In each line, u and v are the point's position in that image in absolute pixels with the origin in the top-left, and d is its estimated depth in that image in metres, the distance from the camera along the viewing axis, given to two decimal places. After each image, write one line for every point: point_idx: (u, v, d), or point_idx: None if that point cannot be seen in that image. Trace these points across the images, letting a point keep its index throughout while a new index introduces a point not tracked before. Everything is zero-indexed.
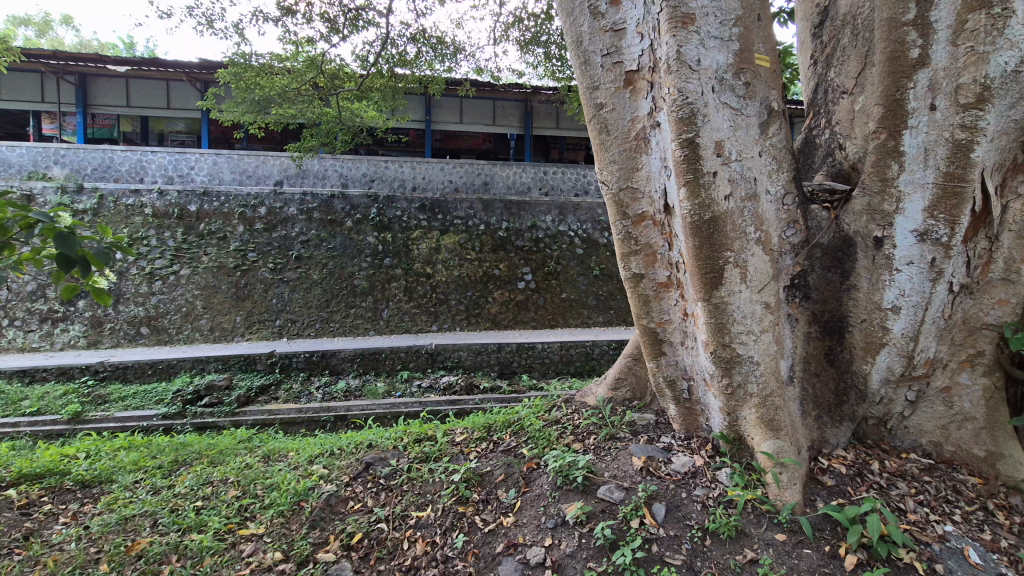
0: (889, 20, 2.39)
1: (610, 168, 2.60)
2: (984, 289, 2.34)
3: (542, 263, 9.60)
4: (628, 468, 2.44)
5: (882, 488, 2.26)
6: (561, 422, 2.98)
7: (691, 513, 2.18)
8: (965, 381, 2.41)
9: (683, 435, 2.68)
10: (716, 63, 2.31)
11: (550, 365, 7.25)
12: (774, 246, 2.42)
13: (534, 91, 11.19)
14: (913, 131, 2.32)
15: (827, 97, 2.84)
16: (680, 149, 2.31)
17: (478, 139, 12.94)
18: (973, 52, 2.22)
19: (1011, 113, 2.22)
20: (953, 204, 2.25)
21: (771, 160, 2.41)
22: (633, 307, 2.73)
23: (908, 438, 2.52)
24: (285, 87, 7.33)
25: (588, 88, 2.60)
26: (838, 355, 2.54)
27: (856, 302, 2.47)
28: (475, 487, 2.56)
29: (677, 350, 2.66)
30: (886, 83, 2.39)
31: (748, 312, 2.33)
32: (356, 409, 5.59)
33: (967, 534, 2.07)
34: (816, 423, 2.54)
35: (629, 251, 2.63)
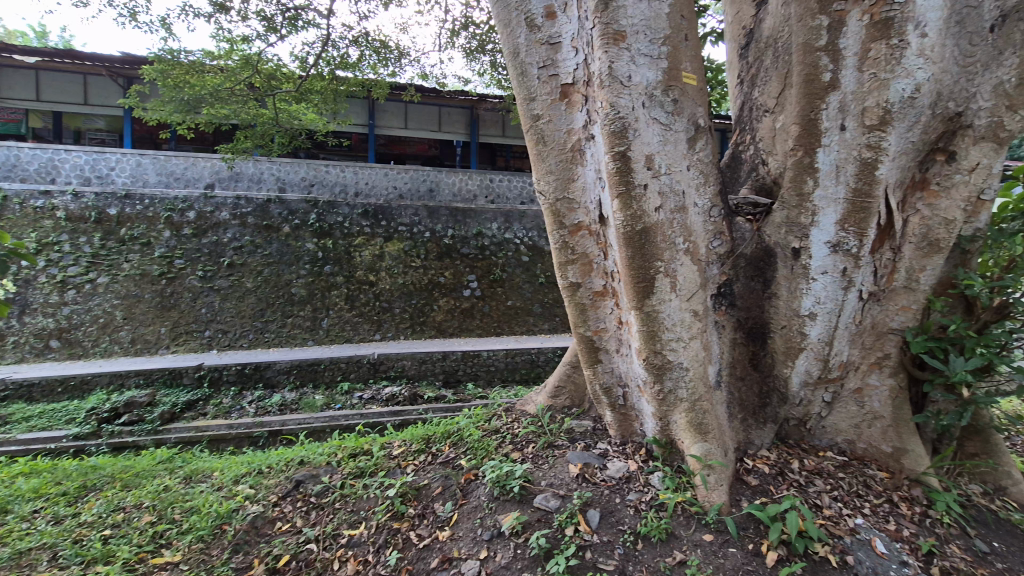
0: (804, 45, 2.55)
1: (547, 178, 2.64)
2: (890, 296, 2.51)
3: (488, 270, 9.59)
4: (565, 476, 2.46)
5: (801, 486, 2.39)
6: (500, 431, 2.97)
7: (624, 517, 2.22)
8: (874, 382, 2.57)
9: (618, 441, 2.73)
10: (646, 80, 2.39)
11: (495, 373, 7.23)
12: (702, 256, 2.53)
13: (479, 99, 11.21)
14: (826, 149, 2.48)
15: (752, 115, 3.00)
16: (613, 161, 2.38)
17: (423, 145, 13.11)
18: (876, 78, 2.37)
19: (908, 135, 2.39)
20: (861, 218, 2.42)
21: (698, 174, 2.51)
22: (570, 315, 2.77)
23: (825, 436, 2.68)
24: (218, 86, 6.99)
25: (525, 98, 2.63)
26: (762, 359, 2.67)
27: (777, 309, 2.61)
28: (411, 501, 2.50)
29: (612, 358, 2.72)
30: (802, 104, 2.55)
31: (678, 320, 2.42)
32: (292, 423, 5.34)
33: (876, 526, 2.21)
34: (742, 426, 2.66)
35: (566, 260, 2.67)
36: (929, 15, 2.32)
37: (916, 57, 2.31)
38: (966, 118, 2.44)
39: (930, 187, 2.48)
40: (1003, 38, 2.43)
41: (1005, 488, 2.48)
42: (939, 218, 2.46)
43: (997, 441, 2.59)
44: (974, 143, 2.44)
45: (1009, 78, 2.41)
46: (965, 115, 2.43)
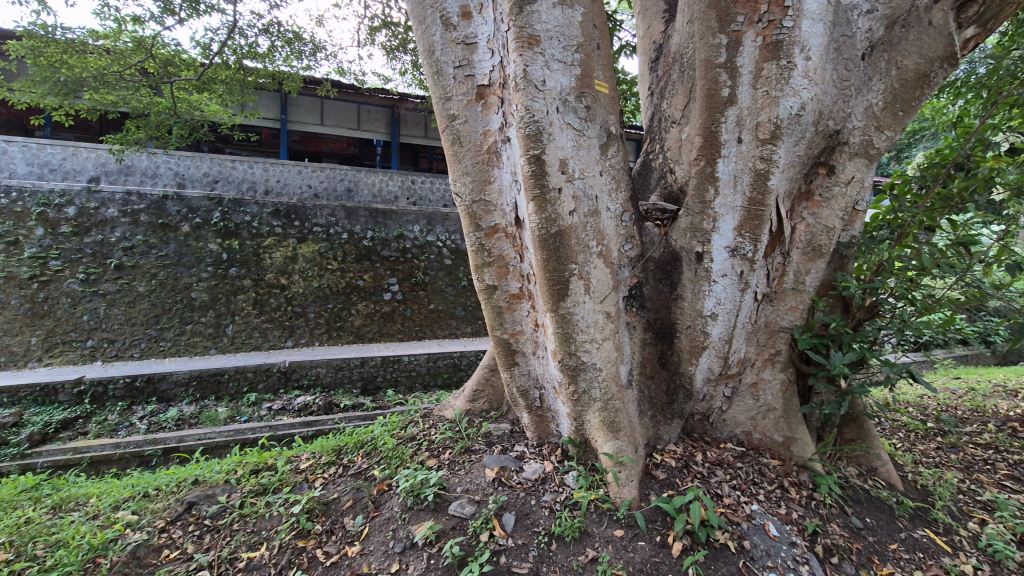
0: (705, 61, 2.68)
1: (463, 178, 2.61)
2: (781, 297, 2.73)
3: (409, 273, 9.39)
4: (481, 481, 2.43)
5: (704, 477, 2.52)
6: (416, 438, 2.89)
7: (539, 519, 2.23)
8: (767, 377, 2.78)
9: (535, 443, 2.75)
10: (560, 85, 2.43)
11: (416, 378, 7.07)
12: (614, 259, 2.61)
13: (401, 99, 10.96)
14: (725, 160, 2.63)
15: (661, 125, 3.14)
16: (528, 164, 2.40)
17: (341, 143, 12.89)
18: (768, 95, 2.54)
19: (795, 149, 2.60)
20: (755, 225, 2.60)
21: (610, 180, 2.58)
22: (487, 318, 2.75)
23: (726, 429, 2.85)
24: (103, 69, 6.29)
25: (441, 98, 2.59)
26: (669, 358, 2.79)
27: (682, 310, 2.74)
28: (319, 517, 2.38)
29: (529, 359, 2.73)
30: (704, 117, 2.67)
31: (591, 321, 2.47)
32: (190, 439, 4.90)
33: (769, 510, 2.37)
34: (651, 422, 2.76)
35: (482, 262, 2.65)
36: (812, 40, 2.53)
37: (802, 78, 2.52)
38: (842, 136, 2.70)
39: (814, 198, 2.72)
40: (872, 65, 2.72)
41: (877, 469, 2.77)
42: (821, 225, 2.70)
43: (869, 426, 2.89)
44: (849, 158, 2.71)
45: (877, 101, 2.69)
46: (842, 133, 2.70)
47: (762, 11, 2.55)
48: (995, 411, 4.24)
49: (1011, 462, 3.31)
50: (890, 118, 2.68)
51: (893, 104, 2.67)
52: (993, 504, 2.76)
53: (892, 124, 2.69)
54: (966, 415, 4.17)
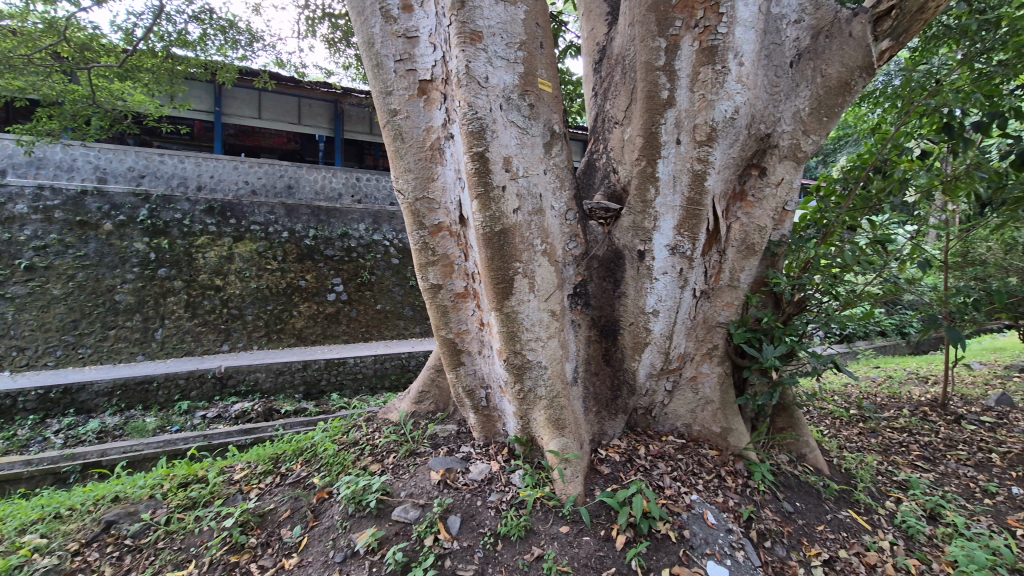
0: (646, 63, 2.72)
1: (405, 176, 2.55)
2: (717, 294, 2.83)
3: (355, 273, 9.14)
4: (425, 484, 2.39)
5: (646, 470, 2.58)
6: (358, 443, 2.81)
7: (484, 520, 2.22)
8: (706, 370, 2.88)
9: (482, 443, 2.73)
10: (503, 82, 2.41)
11: (362, 381, 6.89)
12: (558, 258, 2.63)
13: (344, 93, 10.62)
14: (665, 160, 2.69)
15: (604, 125, 3.18)
16: (471, 161, 2.37)
17: (281, 138, 12.44)
18: (704, 98, 2.62)
19: (730, 151, 2.70)
20: (693, 224, 2.68)
21: (554, 178, 2.60)
22: (432, 318, 2.71)
23: (668, 422, 2.93)
24: (9, 52, 5.69)
25: (381, 92, 2.52)
26: (613, 355, 2.84)
27: (625, 307, 2.79)
28: (254, 530, 2.28)
29: (475, 359, 2.71)
30: (644, 118, 2.72)
31: (536, 320, 2.48)
32: (114, 452, 4.57)
33: (708, 500, 2.45)
34: (596, 418, 2.80)
35: (426, 262, 2.61)
36: (745, 46, 2.63)
37: (735, 82, 2.61)
38: (773, 139, 2.83)
39: (747, 198, 2.84)
40: (799, 73, 2.86)
41: (806, 455, 2.94)
42: (754, 225, 2.82)
43: (798, 414, 3.05)
44: (779, 161, 2.84)
45: (804, 106, 2.83)
46: (772, 136, 2.83)
47: (698, 17, 2.62)
48: (909, 397, 4.58)
49: (922, 444, 3.59)
50: (816, 122, 2.83)
51: (818, 109, 2.81)
52: (907, 484, 2.98)
53: (817, 129, 2.84)
54: (884, 401, 4.49)
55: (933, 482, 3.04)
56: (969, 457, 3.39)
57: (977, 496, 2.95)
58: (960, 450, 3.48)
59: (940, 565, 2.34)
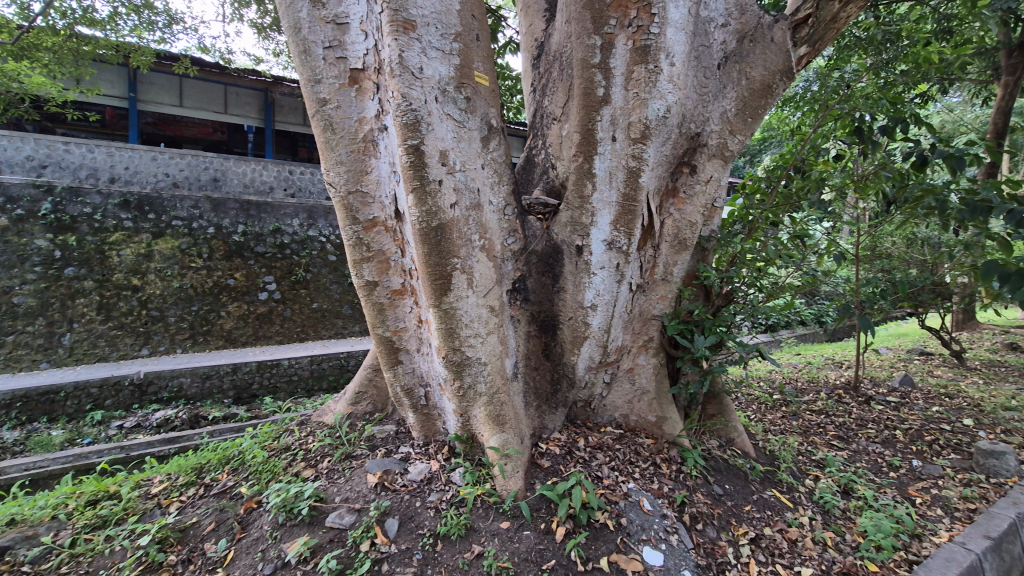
0: (582, 60, 2.74)
1: (337, 168, 2.45)
2: (652, 287, 2.91)
3: (288, 271, 8.76)
4: (362, 487, 2.33)
5: (586, 461, 2.62)
6: (291, 448, 2.69)
7: (424, 521, 2.19)
8: (642, 362, 2.96)
9: (421, 442, 2.68)
10: (438, 74, 2.36)
11: (297, 383, 6.60)
12: (497, 253, 2.61)
13: (275, 82, 10.11)
14: (602, 157, 2.71)
15: (542, 121, 3.18)
16: (406, 154, 2.31)
17: (206, 127, 11.73)
18: (638, 97, 2.67)
19: (662, 149, 2.77)
20: (629, 219, 2.73)
21: (492, 173, 2.58)
22: (367, 316, 2.62)
23: (606, 413, 2.99)
24: None
25: (310, 80, 2.41)
26: (553, 349, 2.87)
27: (564, 302, 2.81)
28: (173, 547, 2.15)
29: (413, 357, 2.66)
30: (581, 115, 2.74)
31: (475, 316, 2.45)
32: (14, 469, 4.15)
33: (644, 487, 2.52)
34: (536, 412, 2.82)
35: (360, 258, 2.51)
36: (676, 47, 2.70)
37: (667, 82, 2.68)
38: (702, 138, 2.94)
39: (679, 195, 2.94)
40: (726, 74, 2.99)
41: (734, 439, 3.09)
42: (685, 221, 2.92)
43: (727, 401, 3.20)
44: (708, 159, 2.95)
45: (730, 108, 2.96)
46: (702, 135, 2.93)
47: (631, 17, 2.67)
48: (826, 381, 4.93)
49: (837, 424, 3.86)
50: (742, 123, 2.96)
51: (743, 110, 2.94)
52: (824, 462, 3.20)
53: (743, 129, 2.97)
54: (804, 386, 4.81)
55: (846, 460, 3.29)
56: (878, 434, 3.68)
57: (884, 470, 3.21)
58: (869, 429, 3.77)
59: (852, 535, 2.54)
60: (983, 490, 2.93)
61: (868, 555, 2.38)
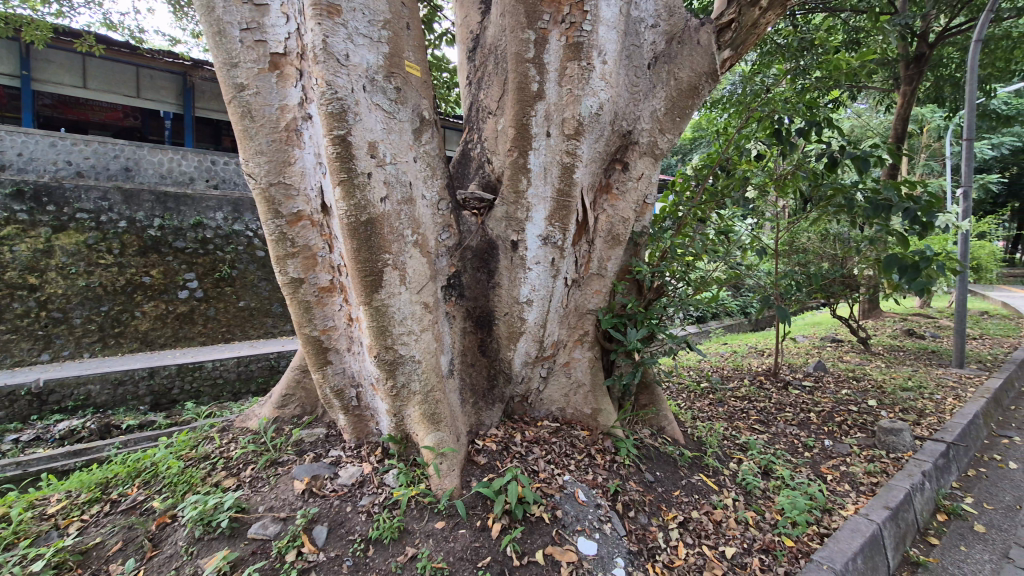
0: (516, 54, 2.71)
1: (257, 159, 2.31)
2: (587, 282, 2.95)
3: (212, 267, 8.28)
4: (288, 495, 2.24)
5: (522, 456, 2.63)
6: (210, 457, 2.54)
7: (355, 526, 2.12)
8: (578, 356, 3.00)
9: (353, 445, 2.61)
10: (366, 62, 2.27)
11: (223, 387, 6.24)
12: (430, 248, 2.56)
13: (194, 66, 9.45)
14: (536, 152, 2.71)
15: (478, 115, 3.14)
16: (332, 146, 2.22)
17: (116, 112, 10.82)
18: (571, 93, 2.68)
19: (596, 146, 2.80)
20: (564, 214, 2.74)
21: (424, 167, 2.51)
22: (293, 315, 2.50)
23: (542, 407, 3.02)
24: None
25: (226, 63, 2.25)
26: (489, 345, 2.85)
27: (499, 297, 2.80)
28: (73, 571, 1.97)
29: (343, 357, 2.57)
30: (515, 109, 2.72)
31: (408, 313, 2.39)
32: None
33: (579, 479, 2.55)
34: (473, 409, 2.80)
35: (284, 254, 2.39)
36: (608, 46, 2.73)
37: (599, 80, 2.70)
38: (634, 136, 3.00)
39: (612, 191, 2.99)
40: (655, 74, 3.06)
41: (664, 427, 3.21)
42: (619, 217, 2.98)
43: (659, 391, 3.32)
44: (640, 156, 3.02)
45: (660, 107, 3.03)
46: (633, 133, 3.00)
47: (565, 12, 2.66)
48: (749, 369, 5.23)
49: (759, 409, 4.10)
50: (670, 122, 3.05)
51: (672, 110, 3.03)
52: (747, 445, 3.39)
53: (672, 128, 3.06)
54: (729, 373, 5.09)
55: (766, 442, 3.50)
56: (794, 417, 3.94)
57: (800, 450, 3.44)
58: (787, 412, 4.03)
59: (771, 514, 2.69)
60: (884, 465, 3.21)
61: (784, 531, 2.54)
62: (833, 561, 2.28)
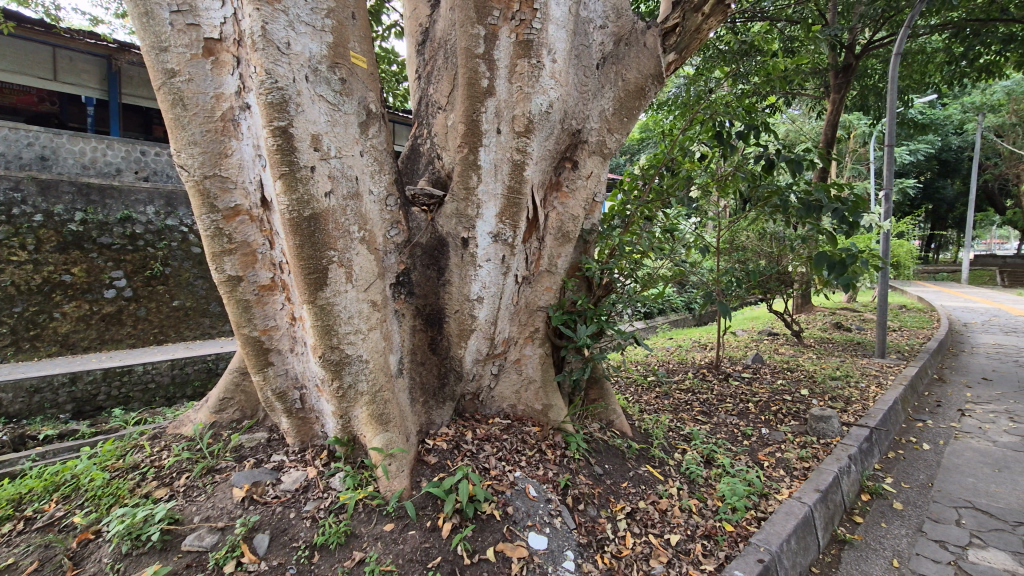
0: (466, 49, 2.68)
1: (189, 149, 2.18)
2: (538, 279, 2.97)
3: (142, 265, 7.78)
4: (226, 504, 2.14)
5: (473, 454, 2.62)
6: (140, 467, 2.39)
7: (299, 532, 2.06)
8: (529, 353, 3.02)
9: (297, 449, 2.52)
10: (309, 51, 2.18)
11: (155, 392, 5.89)
12: (378, 245, 2.49)
13: (121, 49, 8.81)
14: (487, 149, 2.69)
15: (427, 109, 3.08)
16: (272, 137, 2.13)
17: (32, 96, 9.97)
18: (521, 91, 2.68)
19: (546, 143, 2.81)
20: (514, 212, 2.74)
21: (371, 161, 2.45)
22: (230, 314, 2.38)
23: (494, 405, 3.01)
24: None
25: (154, 47, 2.12)
26: (439, 343, 2.82)
27: (450, 295, 2.77)
28: None
29: (286, 358, 2.47)
30: (465, 105, 2.69)
31: (355, 312, 2.33)
32: None
33: (530, 475, 2.57)
34: (423, 408, 2.76)
35: (221, 250, 2.27)
36: (557, 44, 2.75)
37: (549, 78, 2.72)
38: (583, 135, 3.04)
39: (562, 189, 3.02)
40: (604, 75, 3.11)
41: (613, 421, 3.28)
42: (568, 214, 3.01)
43: (607, 386, 3.39)
44: (589, 156, 3.06)
45: (608, 107, 3.08)
46: (582, 132, 3.03)
47: (514, 10, 2.66)
48: (692, 362, 5.44)
49: (701, 400, 4.27)
50: (618, 122, 3.11)
51: (620, 110, 3.09)
52: (690, 436, 3.52)
53: (620, 128, 3.13)
54: (674, 367, 5.28)
55: (708, 432, 3.64)
56: (735, 407, 4.13)
57: (739, 439, 3.61)
58: (728, 403, 4.21)
59: (713, 501, 2.81)
60: (814, 450, 3.41)
61: (725, 516, 2.66)
62: (769, 543, 2.40)
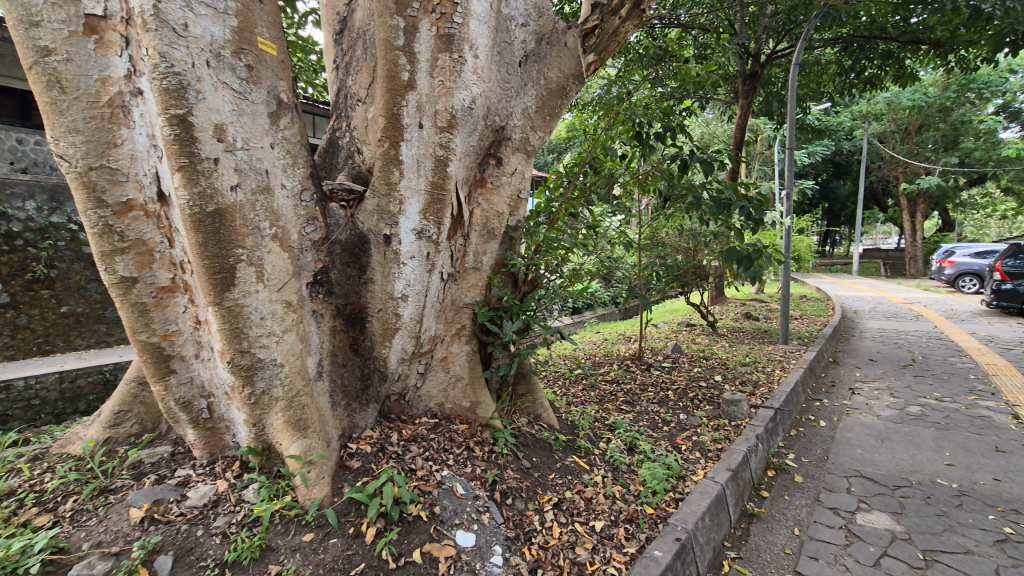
0: (385, 41, 2.61)
1: (69, 137, 1.96)
2: (463, 276, 2.94)
3: (22, 267, 6.86)
4: (121, 526, 1.96)
5: (399, 455, 2.56)
6: (17, 493, 2.14)
7: (207, 551, 1.93)
8: (455, 350, 2.99)
9: (205, 461, 2.36)
10: (210, 35, 2.03)
11: (40, 408, 5.29)
12: (292, 243, 2.37)
13: None
14: (408, 144, 2.63)
15: (346, 102, 2.96)
16: (169, 126, 1.96)
17: None
18: (443, 85, 2.64)
19: (469, 140, 2.79)
20: (438, 209, 2.70)
21: (283, 154, 2.32)
22: (124, 319, 2.17)
23: (421, 404, 2.96)
24: None
25: (23, 20, 1.88)
26: (361, 343, 2.73)
27: (372, 293, 2.69)
28: None
29: (190, 365, 2.30)
30: (385, 98, 2.61)
31: (267, 313, 2.20)
32: None
33: (457, 473, 2.55)
34: (345, 411, 2.66)
35: (111, 249, 2.06)
36: (479, 40, 2.74)
37: (471, 74, 2.70)
38: (507, 132, 3.04)
39: (487, 185, 3.01)
40: (527, 73, 3.13)
41: (541, 415, 3.33)
42: (493, 211, 3.01)
43: (535, 380, 3.43)
44: (513, 152, 3.07)
45: (531, 105, 3.11)
46: (506, 129, 3.03)
47: (434, 3, 2.62)
48: (617, 354, 5.65)
49: (625, 390, 4.44)
50: (541, 120, 3.15)
51: (542, 109, 3.13)
52: (615, 425, 3.65)
53: (543, 126, 3.17)
54: (600, 359, 5.45)
55: (632, 421, 3.80)
56: (656, 396, 4.33)
57: (659, 425, 3.78)
58: (649, 392, 4.41)
59: (635, 486, 2.93)
60: (727, 432, 3.65)
61: (646, 500, 2.78)
62: (686, 522, 2.53)
